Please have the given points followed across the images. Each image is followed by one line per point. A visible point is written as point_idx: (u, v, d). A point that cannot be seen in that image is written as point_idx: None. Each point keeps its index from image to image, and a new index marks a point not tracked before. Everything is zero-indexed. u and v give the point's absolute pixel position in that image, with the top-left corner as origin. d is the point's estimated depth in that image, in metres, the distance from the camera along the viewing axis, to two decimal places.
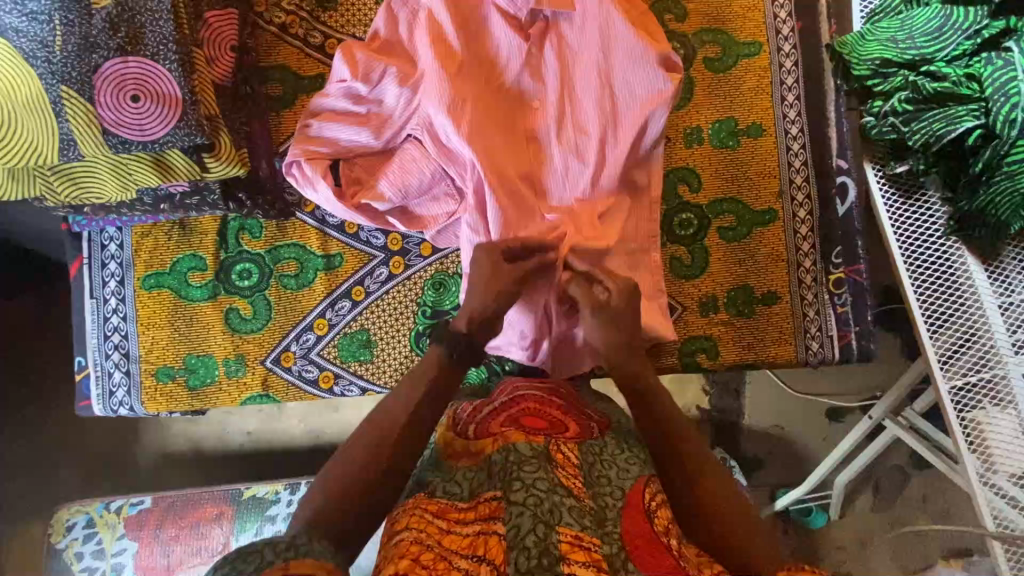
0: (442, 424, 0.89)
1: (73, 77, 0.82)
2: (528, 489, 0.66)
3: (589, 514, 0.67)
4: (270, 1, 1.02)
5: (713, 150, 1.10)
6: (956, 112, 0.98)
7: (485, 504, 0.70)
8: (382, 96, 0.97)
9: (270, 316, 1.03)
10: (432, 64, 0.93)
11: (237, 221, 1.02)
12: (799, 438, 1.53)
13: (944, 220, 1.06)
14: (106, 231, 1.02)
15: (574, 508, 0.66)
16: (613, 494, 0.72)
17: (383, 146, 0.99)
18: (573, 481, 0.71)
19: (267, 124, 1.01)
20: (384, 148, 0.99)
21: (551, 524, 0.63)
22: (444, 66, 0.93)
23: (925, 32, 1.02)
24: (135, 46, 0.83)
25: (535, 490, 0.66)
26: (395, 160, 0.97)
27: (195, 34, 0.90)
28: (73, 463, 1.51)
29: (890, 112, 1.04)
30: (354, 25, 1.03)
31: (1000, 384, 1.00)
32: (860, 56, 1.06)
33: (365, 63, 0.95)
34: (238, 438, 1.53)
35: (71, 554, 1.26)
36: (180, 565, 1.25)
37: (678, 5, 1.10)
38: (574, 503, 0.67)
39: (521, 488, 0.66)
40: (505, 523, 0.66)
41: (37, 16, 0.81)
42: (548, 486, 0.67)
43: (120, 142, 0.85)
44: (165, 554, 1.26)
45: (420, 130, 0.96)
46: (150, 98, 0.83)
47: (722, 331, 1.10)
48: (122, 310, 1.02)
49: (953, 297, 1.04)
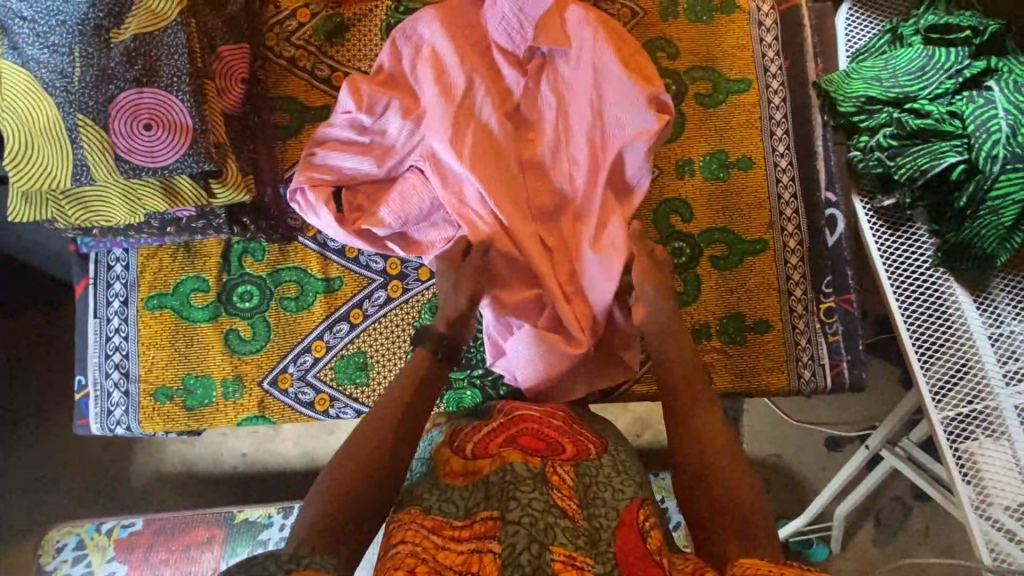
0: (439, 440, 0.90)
1: (89, 107, 0.86)
2: (524, 508, 0.69)
3: (583, 534, 0.69)
4: (280, 36, 1.07)
5: (705, 182, 1.14)
6: (940, 147, 1.02)
7: (481, 523, 0.72)
8: (386, 126, 1.01)
9: (269, 337, 1.04)
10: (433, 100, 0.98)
11: (241, 244, 1.05)
12: (797, 468, 1.52)
13: (931, 251, 1.07)
14: (113, 253, 1.04)
15: (568, 529, 0.69)
16: (607, 515, 0.74)
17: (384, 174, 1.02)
18: (568, 503, 0.73)
19: (273, 151, 1.04)
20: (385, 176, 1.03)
21: (545, 543, 0.66)
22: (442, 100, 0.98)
23: (908, 71, 1.06)
24: (151, 78, 0.87)
25: (530, 509, 0.69)
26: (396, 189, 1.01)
27: (208, 66, 0.94)
28: (67, 483, 1.51)
29: (876, 147, 1.08)
30: (361, 59, 1.07)
31: (991, 415, 1.01)
32: (847, 93, 1.10)
33: (371, 95, 0.99)
34: (233, 460, 1.52)
35: None
36: None
37: (672, 43, 1.15)
38: (568, 523, 0.69)
39: (517, 507, 0.69)
40: (500, 542, 0.67)
41: (59, 47, 0.85)
42: (543, 507, 0.69)
43: (131, 168, 0.88)
44: None
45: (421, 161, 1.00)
46: (162, 127, 0.87)
47: (715, 358, 1.12)
48: (125, 329, 1.04)
49: (943, 327, 1.05)
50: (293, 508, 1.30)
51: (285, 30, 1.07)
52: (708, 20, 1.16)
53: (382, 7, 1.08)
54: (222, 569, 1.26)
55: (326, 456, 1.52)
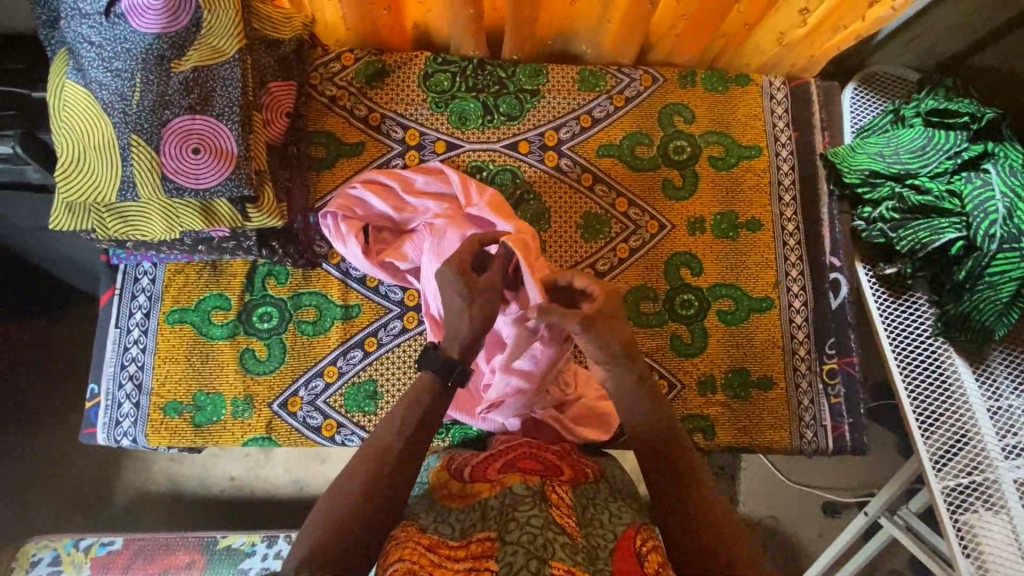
0: (437, 465, 0.96)
1: (144, 129, 0.91)
2: (523, 527, 0.73)
3: (581, 551, 0.74)
4: (324, 75, 1.13)
5: (715, 240, 1.18)
6: (939, 224, 1.07)
7: (478, 543, 0.76)
8: (418, 202, 1.06)
9: (284, 359, 1.06)
10: (444, 210, 1.05)
11: (267, 266, 1.08)
12: (795, 532, 1.50)
13: (931, 321, 1.12)
14: (142, 266, 1.08)
15: (567, 545, 0.73)
16: (605, 536, 0.79)
17: (400, 220, 1.07)
18: (567, 520, 0.78)
19: (307, 183, 1.10)
20: (401, 223, 1.07)
21: (544, 558, 0.70)
22: (451, 215, 1.04)
23: (909, 150, 1.13)
24: (204, 107, 0.93)
25: (529, 527, 0.73)
26: (409, 239, 1.06)
27: (258, 100, 1.01)
28: (51, 495, 1.49)
29: (879, 219, 1.15)
30: (397, 103, 1.14)
31: (990, 488, 1.02)
32: (852, 166, 1.17)
33: (435, 175, 1.08)
34: (221, 483, 1.51)
35: None
36: None
37: (688, 108, 1.21)
38: (567, 540, 0.73)
39: (516, 527, 0.73)
40: (498, 561, 0.71)
41: (121, 72, 0.90)
42: (542, 524, 0.73)
43: (175, 188, 0.93)
44: None
45: (423, 236, 1.05)
46: (209, 153, 0.93)
47: (719, 412, 1.14)
48: (143, 341, 1.06)
49: (943, 398, 1.07)
50: (278, 537, 1.29)
51: (329, 70, 1.14)
52: (723, 90, 1.22)
53: (421, 58, 1.16)
54: None
55: (316, 484, 1.51)
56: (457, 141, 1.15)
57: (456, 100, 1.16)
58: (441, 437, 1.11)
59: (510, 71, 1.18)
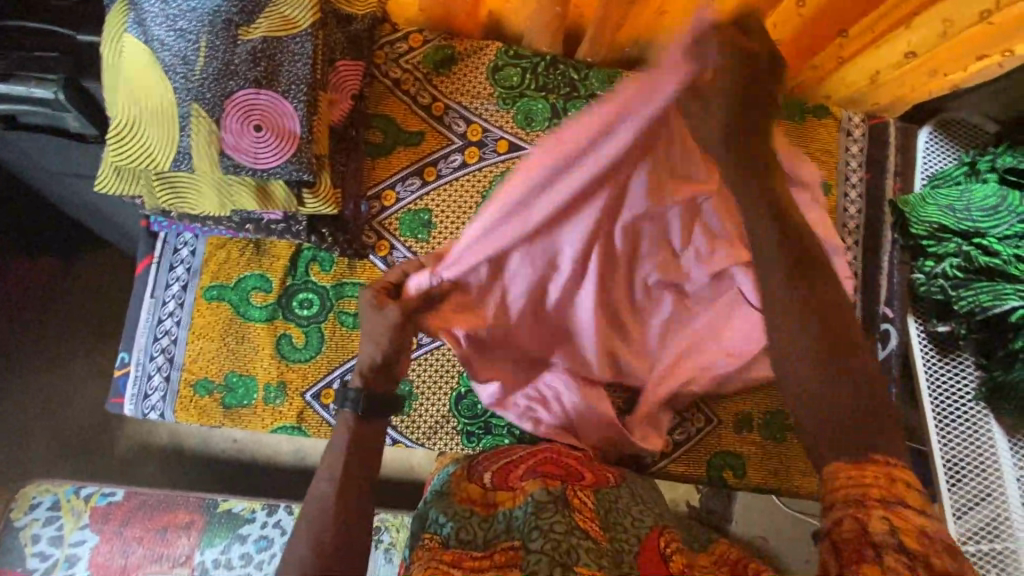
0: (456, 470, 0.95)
1: (206, 98, 0.85)
2: (546, 535, 0.73)
3: (606, 555, 0.73)
4: (390, 55, 1.08)
5: None
6: (1003, 289, 1.03)
7: (501, 553, 0.75)
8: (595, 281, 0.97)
9: (320, 349, 1.03)
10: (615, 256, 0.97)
11: (311, 251, 1.05)
12: None
13: (975, 384, 1.09)
14: (182, 236, 1.03)
15: (592, 549, 0.72)
16: (629, 541, 0.77)
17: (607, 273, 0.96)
18: (590, 524, 0.77)
19: (362, 169, 1.05)
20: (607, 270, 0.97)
21: (568, 564, 0.70)
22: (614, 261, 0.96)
23: (981, 208, 1.09)
24: (270, 81, 0.87)
25: (552, 534, 0.73)
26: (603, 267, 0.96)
27: (326, 78, 0.96)
28: (54, 438, 1.46)
29: (941, 274, 1.11)
30: (463, 94, 1.09)
31: (1010, 557, 1.01)
32: (920, 217, 1.14)
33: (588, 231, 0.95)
34: (222, 444, 1.48)
35: (27, 535, 1.17)
36: (136, 570, 1.16)
37: None
38: (592, 545, 0.73)
39: (539, 536, 0.73)
40: (522, 568, 0.71)
41: (186, 33, 0.85)
42: (566, 530, 0.73)
43: (232, 165, 0.88)
44: (124, 554, 1.17)
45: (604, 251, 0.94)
46: (271, 130, 0.88)
47: (753, 452, 1.13)
48: (178, 315, 1.02)
49: (972, 462, 1.06)
50: (278, 507, 1.23)
51: (395, 50, 1.08)
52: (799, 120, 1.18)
53: (493, 48, 1.10)
54: (196, 558, 1.19)
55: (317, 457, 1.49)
56: (520, 143, 1.08)
57: (524, 98, 1.09)
58: (470, 445, 1.10)
59: (583, 73, 1.10)
